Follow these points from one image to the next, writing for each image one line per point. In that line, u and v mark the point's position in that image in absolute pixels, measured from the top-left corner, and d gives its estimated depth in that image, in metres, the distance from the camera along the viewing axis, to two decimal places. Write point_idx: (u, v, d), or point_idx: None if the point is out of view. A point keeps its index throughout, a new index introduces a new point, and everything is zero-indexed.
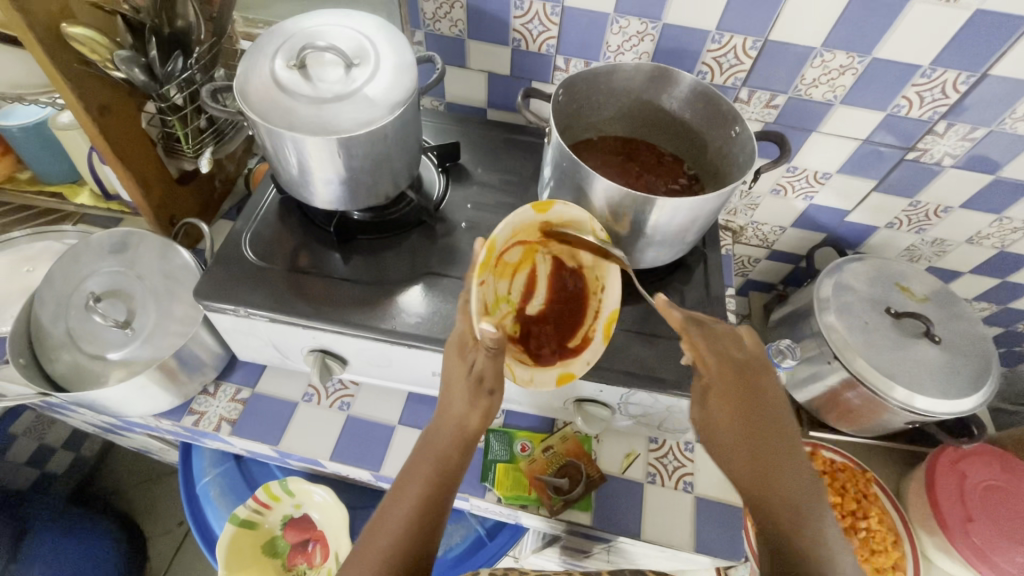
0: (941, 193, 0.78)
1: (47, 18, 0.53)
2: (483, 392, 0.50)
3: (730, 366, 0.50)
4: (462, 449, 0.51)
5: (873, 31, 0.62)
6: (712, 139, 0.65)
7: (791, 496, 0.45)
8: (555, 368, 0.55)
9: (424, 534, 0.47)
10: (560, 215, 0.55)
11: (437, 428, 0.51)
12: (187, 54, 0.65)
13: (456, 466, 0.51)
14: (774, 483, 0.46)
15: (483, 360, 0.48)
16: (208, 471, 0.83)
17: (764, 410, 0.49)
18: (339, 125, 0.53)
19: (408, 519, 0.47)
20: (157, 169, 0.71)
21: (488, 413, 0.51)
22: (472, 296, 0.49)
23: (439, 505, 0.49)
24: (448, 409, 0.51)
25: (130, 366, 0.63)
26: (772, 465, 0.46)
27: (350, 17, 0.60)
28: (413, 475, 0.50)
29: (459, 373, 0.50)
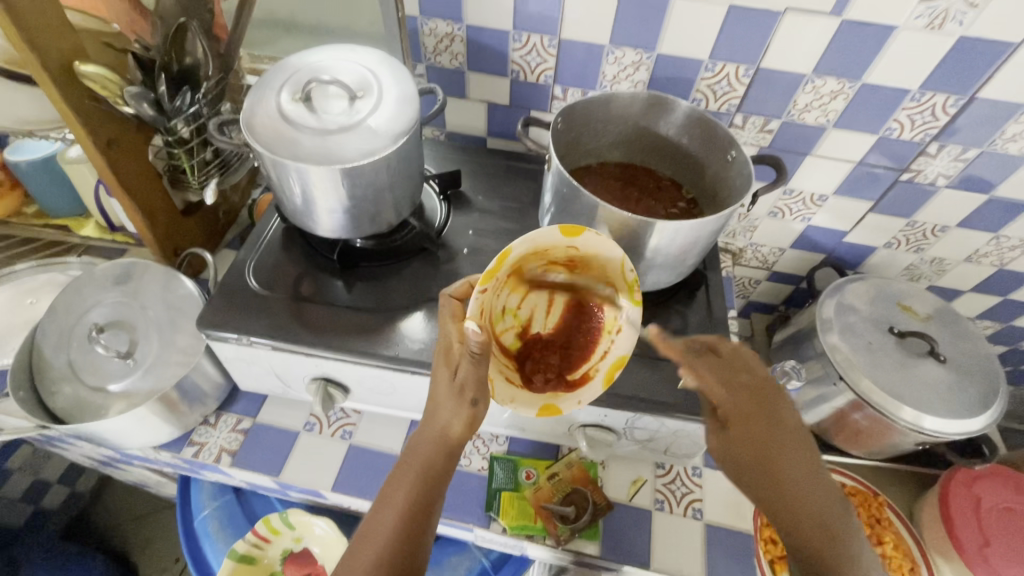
0: (937, 213, 0.79)
1: (59, 56, 0.54)
2: (469, 398, 0.49)
3: (743, 394, 0.50)
4: (447, 454, 0.50)
5: (861, 59, 0.64)
6: (708, 164, 0.66)
7: (826, 543, 0.47)
8: (542, 397, 0.54)
9: (412, 548, 0.47)
10: (590, 245, 0.51)
11: (425, 434, 0.50)
12: (195, 89, 0.67)
13: (443, 473, 0.50)
14: (807, 528, 0.48)
15: (468, 369, 0.48)
16: (207, 504, 0.81)
17: (782, 432, 0.50)
18: (343, 155, 0.54)
19: (394, 532, 0.47)
20: (162, 200, 0.72)
21: (474, 418, 0.50)
22: (471, 303, 0.47)
23: (427, 510, 0.49)
24: (433, 416, 0.50)
25: (131, 398, 0.63)
26: (798, 501, 0.48)
27: (355, 50, 0.62)
28: (399, 482, 0.50)
29: (443, 380, 0.49)
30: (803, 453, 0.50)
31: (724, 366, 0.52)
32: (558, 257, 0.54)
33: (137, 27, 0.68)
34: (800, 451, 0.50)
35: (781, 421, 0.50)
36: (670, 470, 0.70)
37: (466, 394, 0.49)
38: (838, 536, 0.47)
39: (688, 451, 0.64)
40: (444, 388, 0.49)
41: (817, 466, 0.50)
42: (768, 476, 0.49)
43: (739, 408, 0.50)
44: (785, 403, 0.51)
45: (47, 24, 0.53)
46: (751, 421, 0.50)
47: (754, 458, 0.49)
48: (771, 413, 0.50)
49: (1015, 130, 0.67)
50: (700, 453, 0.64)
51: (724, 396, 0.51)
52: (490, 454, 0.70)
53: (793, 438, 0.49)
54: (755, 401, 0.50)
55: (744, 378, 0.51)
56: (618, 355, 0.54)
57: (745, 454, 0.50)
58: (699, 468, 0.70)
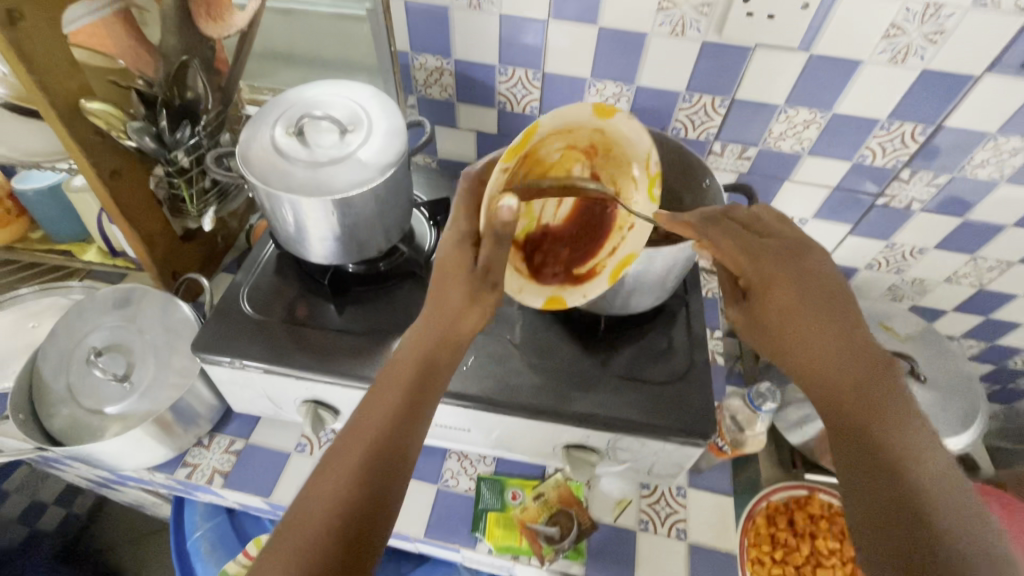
0: (914, 235, 0.81)
1: (67, 94, 0.58)
2: (480, 288, 0.50)
3: (767, 260, 0.49)
4: (451, 348, 0.51)
5: (831, 91, 0.67)
6: (686, 190, 0.68)
7: (859, 405, 0.45)
8: (548, 290, 0.59)
9: (403, 437, 0.46)
10: (621, 130, 0.54)
11: (427, 328, 0.51)
12: (195, 122, 0.71)
13: (441, 365, 0.50)
14: (838, 394, 0.46)
15: (489, 252, 0.49)
16: (200, 525, 0.82)
17: (810, 303, 0.48)
18: (333, 186, 0.57)
19: (386, 419, 0.46)
20: (163, 227, 0.75)
21: (482, 313, 0.51)
22: (494, 174, 0.50)
23: (421, 402, 0.48)
24: (439, 304, 0.51)
25: (127, 420, 0.65)
26: (822, 364, 0.47)
27: (347, 86, 0.65)
28: (397, 368, 0.49)
29: (456, 263, 0.50)
30: (838, 317, 0.48)
31: (753, 240, 0.50)
32: (580, 144, 0.56)
33: (147, 61, 0.69)
34: (834, 321, 0.48)
35: (821, 295, 0.48)
36: (655, 490, 0.71)
37: (476, 283, 0.50)
38: (877, 395, 0.45)
39: (670, 471, 0.66)
40: (452, 280, 0.51)
41: (848, 327, 0.48)
42: (800, 351, 0.48)
43: (763, 284, 0.49)
44: (815, 259, 0.50)
45: (56, 66, 0.56)
46: (775, 283, 0.49)
47: (785, 333, 0.49)
48: (800, 274, 0.49)
49: (982, 157, 0.69)
50: (683, 473, 0.66)
51: (748, 269, 0.50)
52: (477, 474, 0.71)
53: (828, 305, 0.48)
54: (779, 279, 0.49)
55: (771, 250, 0.50)
56: (627, 253, 0.58)
57: (774, 323, 0.49)
58: (683, 488, 0.71)
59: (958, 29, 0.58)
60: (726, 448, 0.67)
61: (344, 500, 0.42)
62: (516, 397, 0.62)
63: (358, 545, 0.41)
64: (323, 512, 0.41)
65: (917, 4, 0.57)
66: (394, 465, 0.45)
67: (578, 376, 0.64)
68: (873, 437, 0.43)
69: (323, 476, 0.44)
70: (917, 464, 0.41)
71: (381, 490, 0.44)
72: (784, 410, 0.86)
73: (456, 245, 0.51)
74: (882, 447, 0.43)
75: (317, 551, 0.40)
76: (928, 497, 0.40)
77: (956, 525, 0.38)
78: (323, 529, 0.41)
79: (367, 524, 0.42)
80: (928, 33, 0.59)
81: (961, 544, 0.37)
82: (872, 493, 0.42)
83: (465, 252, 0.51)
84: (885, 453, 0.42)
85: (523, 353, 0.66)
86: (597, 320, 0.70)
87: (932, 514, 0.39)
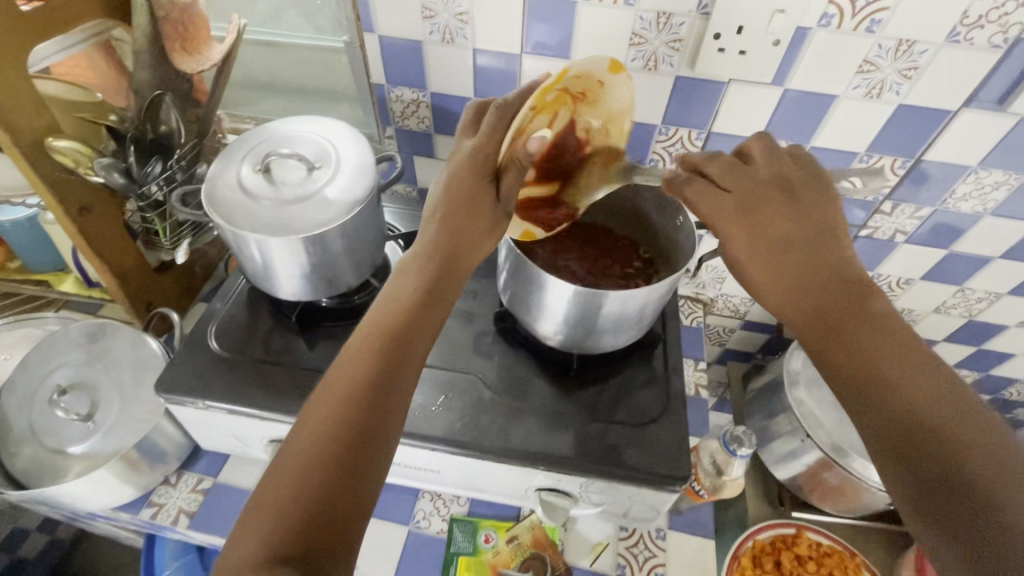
0: (900, 267, 0.80)
1: (33, 134, 0.57)
2: (492, 215, 0.52)
3: (734, 208, 0.46)
4: (450, 269, 0.51)
5: (808, 124, 0.66)
6: (661, 225, 0.68)
7: (851, 337, 0.42)
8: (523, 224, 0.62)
9: (401, 360, 0.47)
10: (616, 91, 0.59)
11: (433, 251, 0.51)
12: (167, 156, 0.70)
13: (445, 288, 0.51)
14: (826, 331, 0.43)
15: (508, 182, 0.51)
16: (169, 563, 0.81)
17: (790, 242, 0.45)
18: (298, 224, 0.56)
19: (382, 343, 0.47)
20: (136, 260, 0.74)
21: (493, 239, 0.53)
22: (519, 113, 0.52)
23: (414, 334, 0.48)
24: (447, 230, 0.51)
25: (91, 459, 0.63)
26: (807, 297, 0.44)
27: (317, 123, 0.65)
28: (396, 295, 0.49)
29: (460, 213, 0.51)
30: (819, 251, 0.44)
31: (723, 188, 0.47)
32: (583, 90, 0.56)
33: (121, 94, 0.72)
34: (817, 252, 0.44)
35: (806, 228, 0.45)
36: (633, 532, 0.69)
37: (490, 212, 0.52)
38: (869, 324, 0.42)
39: (647, 515, 0.64)
40: (466, 210, 0.51)
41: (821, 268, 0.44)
42: (782, 287, 0.45)
43: (732, 229, 0.46)
44: (777, 201, 0.46)
45: (21, 107, 0.56)
46: (743, 230, 0.46)
47: (767, 275, 0.46)
48: (766, 219, 0.45)
49: (963, 191, 0.68)
50: (660, 516, 0.63)
51: (717, 215, 0.47)
52: (450, 515, 0.69)
53: (802, 243, 0.45)
54: (743, 226, 0.46)
55: (750, 186, 0.46)
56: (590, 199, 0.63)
57: (756, 267, 0.46)
58: (662, 530, 0.69)
59: (931, 65, 0.57)
60: (702, 492, 0.65)
61: (343, 424, 0.43)
62: (487, 438, 0.60)
63: (361, 462, 0.42)
64: (323, 433, 0.42)
65: (889, 40, 0.56)
66: (393, 387, 0.45)
67: (550, 418, 0.63)
68: (872, 372, 0.40)
69: (321, 401, 0.44)
70: (918, 392, 0.38)
71: (380, 411, 0.44)
72: (770, 444, 0.84)
73: (468, 173, 0.51)
74: (881, 380, 0.39)
75: (319, 473, 0.40)
76: (939, 424, 0.36)
77: (977, 450, 0.35)
78: (324, 450, 0.41)
79: (369, 443, 0.43)
80: (901, 69, 0.58)
81: (990, 469, 0.34)
82: (879, 428, 0.38)
83: (481, 182, 0.51)
84: (887, 386, 0.39)
85: (495, 392, 0.65)
86: (570, 358, 0.69)
87: (948, 442, 0.36)
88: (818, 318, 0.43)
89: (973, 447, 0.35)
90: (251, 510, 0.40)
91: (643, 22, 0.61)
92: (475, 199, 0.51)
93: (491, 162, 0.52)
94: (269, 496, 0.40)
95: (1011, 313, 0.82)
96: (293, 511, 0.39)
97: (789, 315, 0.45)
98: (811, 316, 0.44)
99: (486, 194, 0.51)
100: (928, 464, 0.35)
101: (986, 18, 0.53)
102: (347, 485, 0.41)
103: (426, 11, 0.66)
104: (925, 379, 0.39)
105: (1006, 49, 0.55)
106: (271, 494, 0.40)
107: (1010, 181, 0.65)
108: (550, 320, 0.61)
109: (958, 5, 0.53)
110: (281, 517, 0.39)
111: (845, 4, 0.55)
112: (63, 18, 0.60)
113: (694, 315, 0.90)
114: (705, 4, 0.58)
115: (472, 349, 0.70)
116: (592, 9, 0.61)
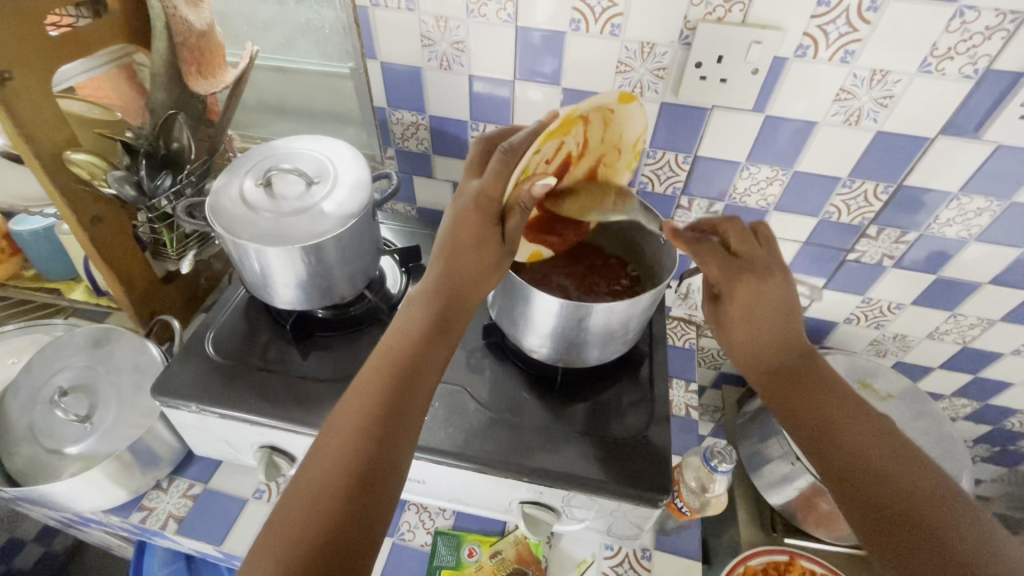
0: (890, 290, 0.80)
1: (52, 147, 0.62)
2: (497, 254, 0.54)
3: (740, 273, 0.52)
4: (458, 300, 0.54)
5: (791, 149, 0.68)
6: (648, 243, 0.70)
7: (811, 396, 0.51)
8: (531, 246, 0.67)
9: (410, 394, 0.49)
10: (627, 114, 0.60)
11: (437, 290, 0.54)
12: (178, 171, 0.74)
13: (451, 324, 0.54)
14: (796, 389, 0.52)
15: (512, 226, 0.52)
16: (157, 571, 0.82)
17: (769, 316, 0.52)
18: (294, 236, 0.59)
19: (393, 377, 0.49)
20: (143, 269, 0.77)
21: (497, 275, 0.55)
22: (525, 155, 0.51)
23: (424, 362, 0.51)
24: (455, 266, 0.53)
25: (86, 460, 0.65)
26: (776, 356, 0.53)
27: (320, 142, 0.69)
28: (406, 331, 0.52)
29: (466, 251, 0.53)
30: (791, 324, 0.53)
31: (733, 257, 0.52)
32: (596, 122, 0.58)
33: (135, 111, 0.77)
34: (789, 325, 0.52)
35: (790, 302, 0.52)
36: (619, 551, 0.68)
37: (495, 252, 0.53)
38: (827, 384, 0.51)
39: (630, 532, 0.63)
40: (472, 251, 0.53)
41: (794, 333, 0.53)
42: (758, 347, 0.53)
43: (734, 295, 0.52)
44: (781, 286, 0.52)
45: (42, 121, 0.60)
46: (741, 293, 0.52)
47: (748, 338, 0.53)
48: (761, 291, 0.51)
49: (947, 216, 0.69)
50: (644, 534, 0.63)
51: (719, 277, 0.53)
52: (435, 528, 0.70)
53: (782, 313, 0.52)
54: (751, 292, 0.51)
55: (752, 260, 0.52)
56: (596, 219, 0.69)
57: (737, 331, 0.54)
58: (648, 550, 0.69)
59: (906, 93, 0.59)
60: (686, 510, 0.67)
61: (357, 455, 0.45)
62: (471, 448, 0.61)
63: (379, 488, 0.44)
64: (340, 462, 0.44)
65: (863, 70, 0.59)
66: (403, 419, 0.48)
67: (534, 431, 0.64)
68: (835, 433, 0.49)
69: (335, 434, 0.46)
70: (874, 449, 0.47)
71: (391, 443, 0.46)
72: (762, 469, 0.83)
73: (474, 219, 0.52)
74: (843, 441, 0.48)
75: (333, 501, 0.42)
76: (895, 478, 0.45)
77: (928, 500, 0.43)
78: (341, 480, 0.43)
79: (383, 473, 0.45)
80: (877, 98, 0.61)
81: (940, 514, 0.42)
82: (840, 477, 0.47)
83: (491, 224, 0.52)
84: (849, 445, 0.48)
85: (481, 404, 0.66)
86: (556, 372, 0.70)
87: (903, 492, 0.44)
88: (782, 374, 0.52)
89: (921, 496, 0.43)
90: (270, 538, 0.41)
91: (629, 51, 0.64)
92: (481, 241, 0.53)
93: (498, 205, 0.52)
94: (287, 524, 0.41)
95: (1006, 340, 0.81)
96: (309, 539, 0.40)
97: (760, 373, 0.54)
98: (779, 373, 0.53)
99: (492, 236, 0.53)
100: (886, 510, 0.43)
101: (955, 50, 0.56)
102: (361, 512, 0.43)
103: (425, 39, 0.70)
104: (877, 440, 0.47)
105: (977, 79, 0.57)
106: (286, 522, 0.42)
107: (992, 207, 0.66)
108: (536, 333, 0.62)
109: (927, 37, 0.55)
110: (296, 545, 0.40)
111: (819, 35, 0.58)
112: (89, 43, 0.65)
113: (686, 336, 0.92)
114: (686, 35, 0.61)
115: (461, 362, 0.71)
116: (580, 39, 0.65)
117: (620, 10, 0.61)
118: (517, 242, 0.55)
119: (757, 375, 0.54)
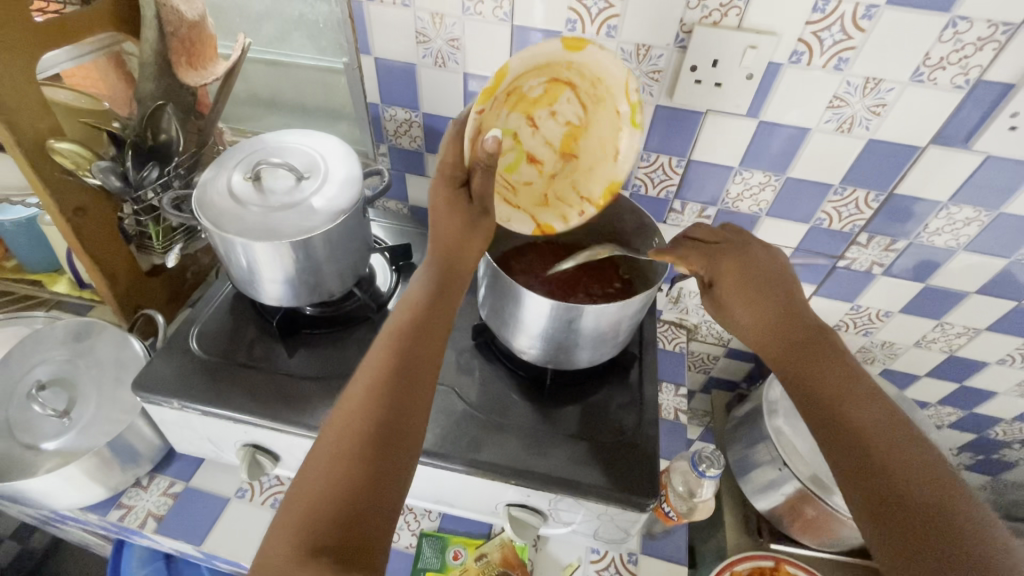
0: (879, 298, 0.81)
1: (34, 135, 0.60)
2: (470, 215, 0.52)
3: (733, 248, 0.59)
4: (448, 268, 0.52)
5: (784, 157, 0.68)
6: (640, 248, 0.69)
7: (816, 363, 0.53)
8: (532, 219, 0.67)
9: (417, 361, 0.48)
10: (596, 63, 0.57)
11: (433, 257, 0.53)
12: (165, 163, 0.72)
13: (450, 289, 0.53)
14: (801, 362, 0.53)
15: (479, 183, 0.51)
16: (135, 571, 0.81)
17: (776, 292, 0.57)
18: (282, 231, 0.58)
19: (400, 345, 0.48)
20: (128, 263, 0.76)
21: (481, 235, 0.53)
22: (469, 120, 0.53)
23: (420, 331, 0.49)
24: (440, 233, 0.52)
25: (63, 456, 0.63)
26: (786, 332, 0.55)
27: (311, 137, 0.68)
28: (407, 299, 0.51)
29: (446, 223, 0.52)
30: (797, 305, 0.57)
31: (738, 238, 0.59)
32: (571, 78, 0.59)
33: (124, 102, 0.75)
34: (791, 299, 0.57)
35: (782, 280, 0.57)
36: (605, 555, 0.68)
37: (468, 212, 0.52)
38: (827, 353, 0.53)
39: (617, 537, 0.63)
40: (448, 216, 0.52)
41: (787, 303, 0.57)
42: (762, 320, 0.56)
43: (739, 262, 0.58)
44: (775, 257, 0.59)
45: (26, 108, 0.59)
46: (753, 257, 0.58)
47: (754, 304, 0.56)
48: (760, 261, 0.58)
49: (937, 225, 0.69)
50: (631, 538, 0.63)
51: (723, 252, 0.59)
52: (420, 531, 0.69)
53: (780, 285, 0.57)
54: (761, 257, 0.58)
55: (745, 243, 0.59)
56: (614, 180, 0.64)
57: (744, 302, 0.57)
58: (635, 554, 0.68)
59: (898, 102, 0.60)
60: (672, 514, 0.66)
61: (365, 424, 0.43)
62: (457, 449, 0.61)
63: (390, 457, 0.43)
64: (345, 436, 0.43)
65: (856, 78, 0.59)
66: (414, 383, 0.46)
67: (522, 432, 0.63)
68: (837, 402, 0.50)
69: (344, 404, 0.45)
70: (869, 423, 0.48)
71: (400, 409, 0.45)
72: (749, 474, 0.83)
73: (442, 187, 0.52)
74: (841, 411, 0.49)
75: (343, 471, 0.41)
76: (891, 455, 0.45)
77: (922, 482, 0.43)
78: (350, 449, 0.42)
79: (392, 439, 0.43)
80: (870, 105, 0.61)
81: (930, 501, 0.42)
82: (841, 452, 0.47)
83: (455, 190, 0.52)
84: (852, 424, 0.48)
85: (470, 406, 0.65)
86: (545, 373, 0.69)
87: (897, 472, 0.44)
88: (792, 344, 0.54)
89: (915, 472, 0.44)
90: (286, 516, 0.40)
91: (624, 53, 0.64)
92: (452, 205, 0.52)
93: (461, 170, 0.53)
94: (297, 506, 0.40)
95: (991, 349, 0.82)
96: (323, 512, 0.39)
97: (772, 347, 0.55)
98: (785, 347, 0.55)
99: (460, 198, 0.52)
100: (879, 494, 0.44)
101: (947, 60, 0.56)
102: (377, 482, 0.41)
103: (420, 36, 0.69)
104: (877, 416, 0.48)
105: (968, 90, 0.57)
106: (302, 496, 0.40)
107: (980, 217, 0.67)
108: (526, 334, 0.62)
109: (920, 47, 0.56)
110: (309, 520, 0.39)
111: (813, 42, 0.58)
112: (74, 31, 0.63)
113: (676, 340, 0.92)
114: (682, 38, 0.61)
115: (450, 362, 0.70)
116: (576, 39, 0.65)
117: (617, 11, 0.61)
118: (490, 198, 0.52)
119: (763, 346, 0.56)
